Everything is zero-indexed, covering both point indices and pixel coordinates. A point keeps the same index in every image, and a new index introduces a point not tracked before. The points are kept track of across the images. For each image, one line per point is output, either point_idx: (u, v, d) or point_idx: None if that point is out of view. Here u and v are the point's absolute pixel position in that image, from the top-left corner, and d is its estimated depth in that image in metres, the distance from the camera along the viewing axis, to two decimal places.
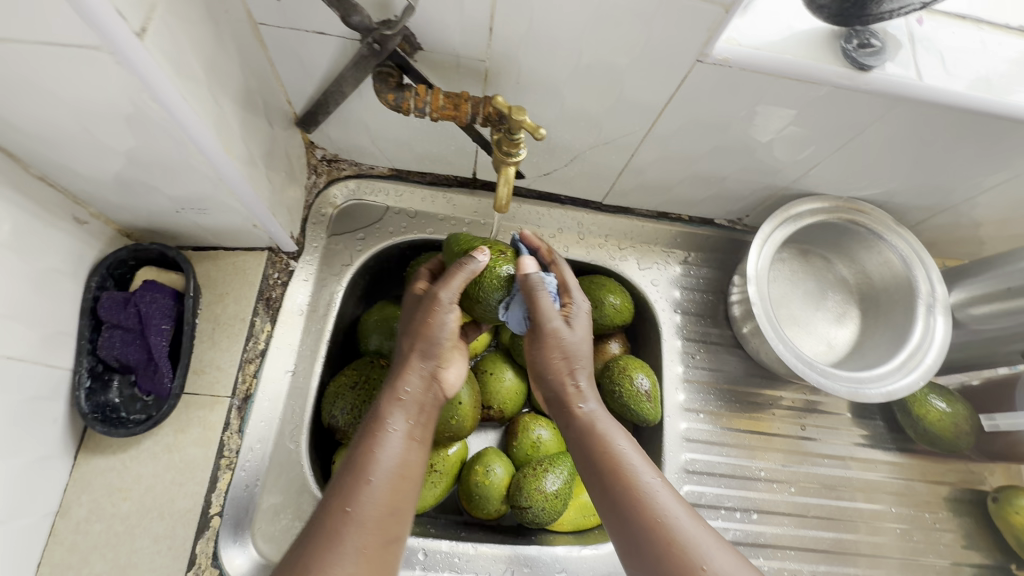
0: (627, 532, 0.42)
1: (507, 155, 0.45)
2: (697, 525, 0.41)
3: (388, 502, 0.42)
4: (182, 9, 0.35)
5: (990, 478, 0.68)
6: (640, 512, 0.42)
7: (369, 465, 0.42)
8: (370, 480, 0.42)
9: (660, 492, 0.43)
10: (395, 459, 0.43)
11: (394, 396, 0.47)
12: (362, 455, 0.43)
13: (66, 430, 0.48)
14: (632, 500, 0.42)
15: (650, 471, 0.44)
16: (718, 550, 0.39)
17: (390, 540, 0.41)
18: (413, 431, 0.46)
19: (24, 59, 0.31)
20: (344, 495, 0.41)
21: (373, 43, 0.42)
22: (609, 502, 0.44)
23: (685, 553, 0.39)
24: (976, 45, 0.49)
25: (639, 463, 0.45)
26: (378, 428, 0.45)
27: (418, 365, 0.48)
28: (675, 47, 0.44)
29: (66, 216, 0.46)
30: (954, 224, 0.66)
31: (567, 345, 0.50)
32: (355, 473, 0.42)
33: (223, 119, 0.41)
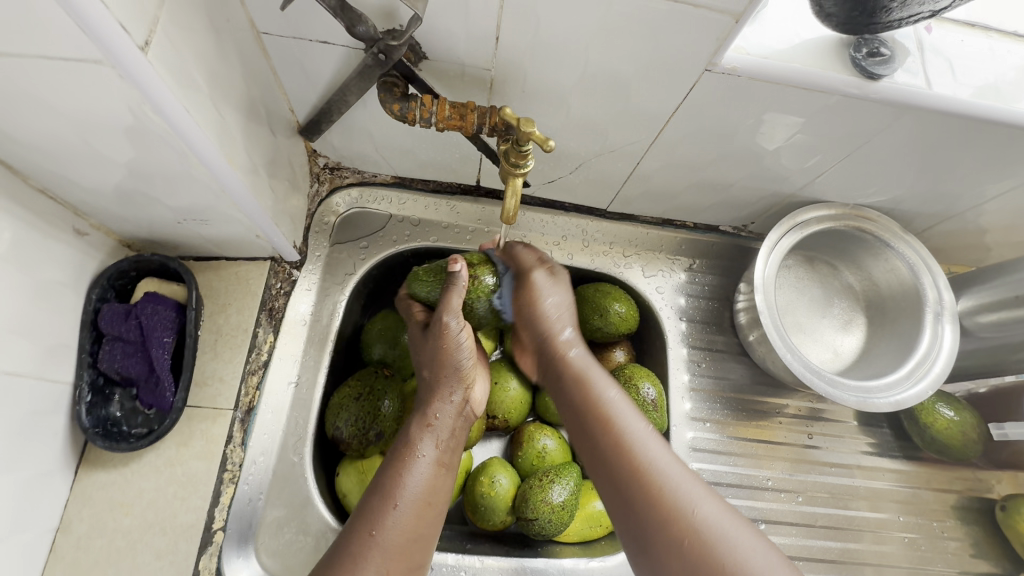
0: (618, 488, 0.41)
1: (514, 167, 0.44)
2: (686, 475, 0.41)
3: (413, 528, 0.42)
4: (185, 20, 0.34)
5: (998, 486, 0.68)
6: (629, 464, 0.41)
7: (397, 490, 0.43)
8: (395, 506, 0.42)
9: (648, 442, 0.43)
10: (421, 485, 0.44)
11: (423, 422, 0.48)
12: (390, 481, 0.44)
13: (67, 444, 0.47)
14: (621, 451, 0.42)
15: (638, 422, 0.44)
16: (705, 497, 0.39)
17: (411, 565, 0.42)
18: (439, 457, 0.47)
19: (23, 73, 0.30)
20: (371, 519, 0.41)
21: (377, 53, 0.41)
22: (600, 457, 0.43)
23: (673, 499, 0.39)
24: (986, 52, 0.49)
25: (626, 413, 0.45)
26: (406, 455, 0.45)
27: (447, 392, 0.49)
28: (683, 56, 0.43)
29: (67, 228, 0.45)
30: (961, 230, 0.66)
31: (546, 307, 0.51)
32: (384, 497, 0.43)
33: (226, 131, 0.41)
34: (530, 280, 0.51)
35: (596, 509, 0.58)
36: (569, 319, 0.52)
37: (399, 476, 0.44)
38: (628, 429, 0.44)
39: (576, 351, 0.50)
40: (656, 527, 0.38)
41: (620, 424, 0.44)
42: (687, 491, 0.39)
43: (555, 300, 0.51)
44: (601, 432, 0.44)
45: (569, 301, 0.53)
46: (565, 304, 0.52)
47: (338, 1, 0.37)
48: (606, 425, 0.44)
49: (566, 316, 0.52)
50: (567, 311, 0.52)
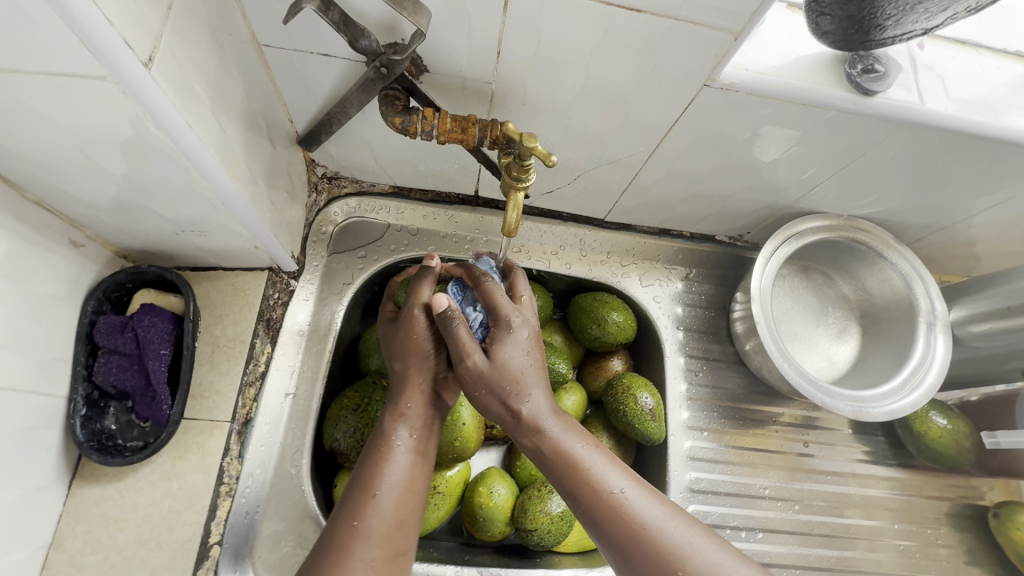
0: (605, 539, 0.39)
1: (516, 181, 0.44)
2: (675, 518, 0.39)
3: (396, 516, 0.42)
4: (188, 35, 0.34)
5: (989, 493, 0.69)
6: (614, 517, 0.39)
7: (376, 482, 0.43)
8: (376, 495, 0.42)
9: (632, 491, 0.40)
10: (400, 474, 0.44)
11: (397, 410, 0.47)
12: (368, 473, 0.43)
13: (60, 459, 0.47)
14: (605, 507, 0.39)
15: (619, 476, 0.41)
16: (697, 538, 0.37)
17: (396, 552, 0.40)
18: (417, 446, 0.46)
19: (24, 89, 0.30)
20: (351, 511, 0.41)
21: (380, 66, 0.41)
22: (585, 512, 0.40)
23: (664, 548, 0.37)
24: (976, 69, 0.50)
25: (605, 466, 0.42)
26: (384, 445, 0.45)
27: (419, 383, 0.48)
28: (683, 72, 0.44)
29: (62, 240, 0.45)
30: (951, 241, 0.67)
31: (502, 354, 0.44)
32: (362, 490, 0.42)
33: (227, 143, 0.41)
34: (494, 311, 0.46)
35: None
36: (529, 350, 0.45)
37: (377, 470, 0.43)
38: (609, 486, 0.40)
39: (535, 400, 0.44)
40: (652, 572, 0.37)
41: (600, 479, 0.41)
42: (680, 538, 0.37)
43: (517, 341, 0.44)
44: (581, 494, 0.41)
45: (535, 330, 0.47)
46: (526, 344, 0.45)
47: (341, 15, 0.37)
48: (585, 477, 0.41)
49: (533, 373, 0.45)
50: (531, 357, 0.45)
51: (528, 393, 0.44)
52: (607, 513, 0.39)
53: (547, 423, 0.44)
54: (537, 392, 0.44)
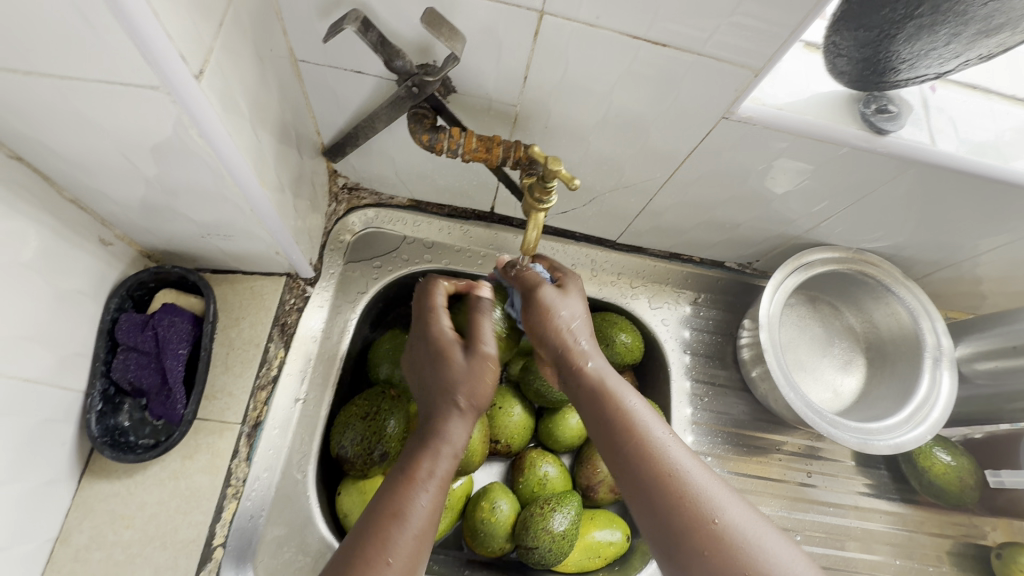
0: (648, 492, 0.39)
1: (537, 202, 0.46)
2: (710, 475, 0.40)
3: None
4: (235, 49, 0.36)
5: (991, 532, 0.69)
6: (650, 455, 0.40)
7: (392, 536, 0.37)
8: (391, 554, 0.37)
9: (672, 446, 0.41)
10: (420, 524, 0.38)
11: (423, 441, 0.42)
12: (386, 520, 0.38)
13: (73, 452, 0.47)
14: (644, 456, 0.40)
15: (660, 425, 0.43)
16: (731, 499, 0.39)
17: None
18: (441, 491, 0.41)
19: (78, 93, 0.32)
20: (360, 575, 0.35)
21: (411, 86, 0.43)
22: (623, 455, 0.42)
23: (699, 500, 0.38)
24: (985, 113, 0.51)
25: (648, 417, 0.43)
26: (405, 490, 0.39)
27: (451, 410, 0.44)
28: (703, 104, 0.45)
29: (93, 238, 0.46)
30: (957, 278, 0.68)
31: (561, 322, 0.47)
32: (376, 544, 0.37)
33: (261, 152, 0.42)
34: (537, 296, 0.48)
35: (595, 540, 0.58)
36: (585, 331, 0.47)
37: (403, 502, 0.39)
38: (652, 431, 0.42)
39: (596, 362, 0.46)
40: (692, 539, 0.37)
41: (648, 431, 0.42)
42: (714, 495, 0.38)
43: (573, 309, 0.48)
44: (625, 438, 0.42)
45: (586, 313, 0.49)
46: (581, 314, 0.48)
47: (379, 37, 0.39)
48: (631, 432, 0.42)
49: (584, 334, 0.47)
50: (584, 318, 0.48)
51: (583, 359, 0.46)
52: (654, 459, 0.40)
53: (597, 373, 0.45)
54: (586, 337, 0.47)
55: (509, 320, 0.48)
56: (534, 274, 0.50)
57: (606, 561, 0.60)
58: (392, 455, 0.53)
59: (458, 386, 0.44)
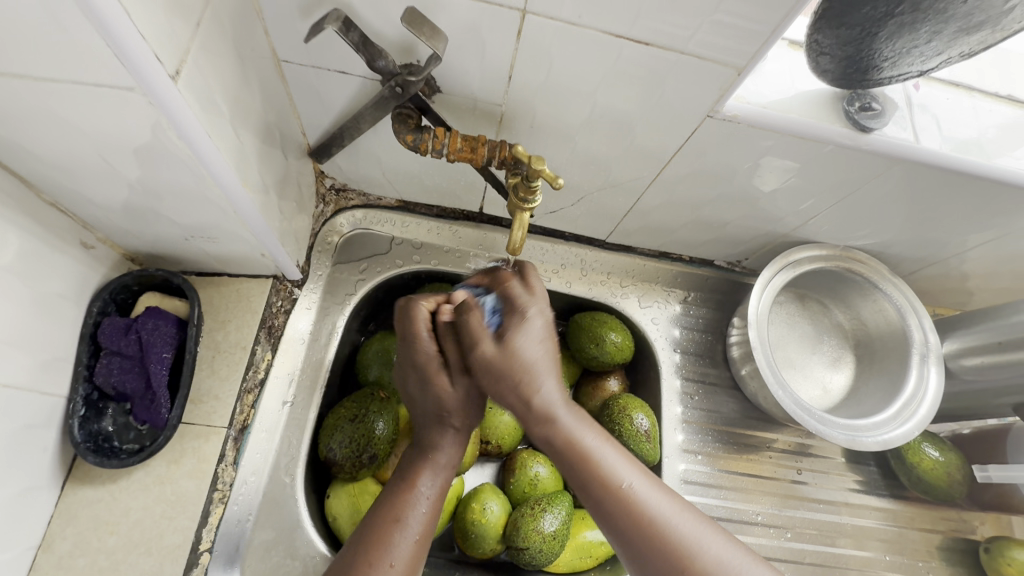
0: (630, 542, 0.39)
1: (522, 202, 0.46)
2: (686, 517, 0.40)
3: (410, 563, 0.41)
4: (213, 47, 0.35)
5: (980, 527, 0.69)
6: (618, 500, 0.40)
7: (399, 525, 0.42)
8: (397, 539, 0.41)
9: (642, 487, 0.41)
10: (420, 522, 0.42)
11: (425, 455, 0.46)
12: (394, 508, 0.42)
13: (55, 458, 0.47)
14: (620, 505, 0.40)
15: (635, 470, 0.41)
16: (709, 536, 0.39)
17: None
18: (439, 491, 0.45)
19: (52, 95, 0.32)
20: (372, 552, 0.40)
21: (395, 86, 0.43)
22: (590, 497, 0.41)
23: (676, 543, 0.38)
24: (968, 110, 0.52)
25: (619, 463, 0.41)
26: (409, 488, 0.44)
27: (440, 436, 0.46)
28: (688, 102, 0.45)
29: (74, 241, 0.46)
30: (944, 275, 0.68)
31: (523, 360, 0.41)
32: (384, 530, 0.41)
33: (242, 153, 0.42)
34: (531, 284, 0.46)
35: (586, 540, 0.58)
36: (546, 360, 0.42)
37: (404, 509, 0.42)
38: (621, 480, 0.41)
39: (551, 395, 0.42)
40: (665, 573, 0.38)
41: (616, 475, 0.41)
42: (693, 537, 0.39)
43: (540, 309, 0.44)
44: (599, 491, 0.40)
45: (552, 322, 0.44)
46: (541, 334, 0.42)
47: (361, 37, 0.38)
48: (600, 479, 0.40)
49: (546, 364, 0.42)
50: (547, 357, 0.42)
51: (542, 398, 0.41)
52: (621, 502, 0.40)
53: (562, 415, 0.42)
54: (551, 381, 0.42)
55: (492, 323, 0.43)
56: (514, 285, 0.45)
57: (598, 561, 0.60)
58: (381, 457, 0.53)
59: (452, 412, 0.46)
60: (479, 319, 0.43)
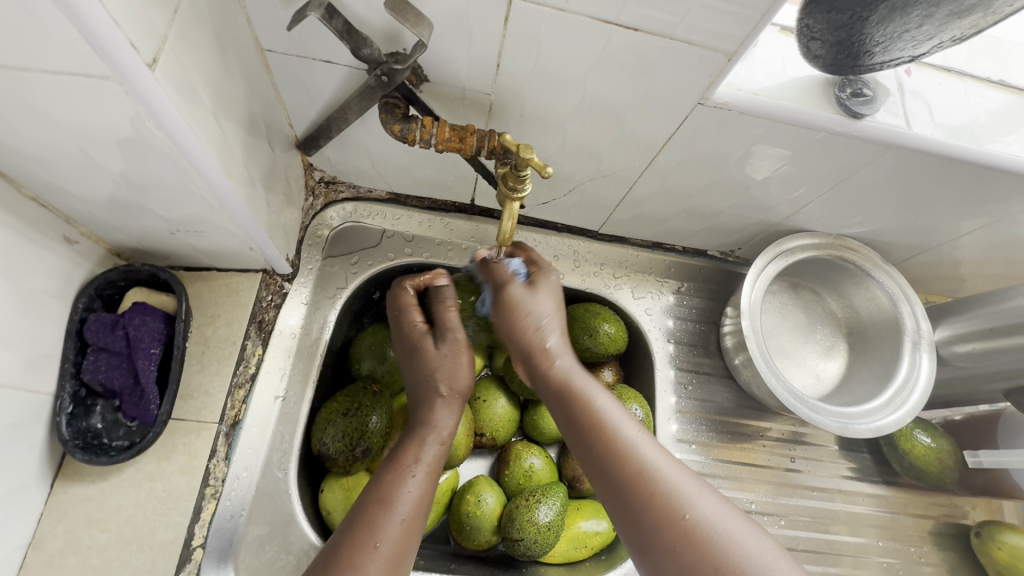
0: (623, 498, 0.39)
1: (511, 191, 0.45)
2: (680, 472, 0.40)
3: (405, 533, 0.41)
4: (193, 36, 0.35)
5: (972, 511, 0.70)
6: (618, 456, 0.41)
7: (391, 501, 0.41)
8: (392, 514, 0.41)
9: (642, 446, 0.41)
10: (414, 496, 0.42)
11: (420, 436, 0.47)
12: (386, 490, 0.42)
13: (44, 456, 0.46)
14: (615, 460, 0.41)
15: (634, 427, 0.43)
16: (702, 494, 0.38)
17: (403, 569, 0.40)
18: (433, 470, 0.45)
19: (27, 86, 0.31)
20: (364, 526, 0.40)
21: (381, 74, 0.42)
22: (593, 455, 0.42)
23: (671, 501, 0.38)
24: (961, 96, 0.51)
25: (619, 417, 0.43)
26: (402, 468, 0.44)
27: (442, 411, 0.48)
28: (678, 89, 0.45)
29: (57, 236, 0.45)
30: (937, 262, 0.68)
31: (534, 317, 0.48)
32: (377, 504, 0.41)
33: (227, 145, 0.41)
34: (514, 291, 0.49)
35: (581, 530, 0.58)
36: (553, 320, 0.49)
37: (396, 487, 0.42)
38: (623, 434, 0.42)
39: (563, 360, 0.47)
40: (658, 534, 0.37)
41: (619, 435, 0.42)
42: (684, 492, 0.38)
43: (542, 308, 0.48)
44: (597, 437, 0.42)
45: (556, 309, 0.49)
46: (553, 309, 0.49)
47: (344, 24, 0.38)
48: (601, 433, 0.42)
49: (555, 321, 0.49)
50: (555, 316, 0.49)
51: (547, 346, 0.47)
52: (619, 453, 0.41)
53: (563, 360, 0.47)
54: (555, 335, 0.48)
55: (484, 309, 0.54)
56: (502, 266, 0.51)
57: (593, 551, 0.60)
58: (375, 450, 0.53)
59: (439, 377, 0.49)
60: (503, 271, 0.51)
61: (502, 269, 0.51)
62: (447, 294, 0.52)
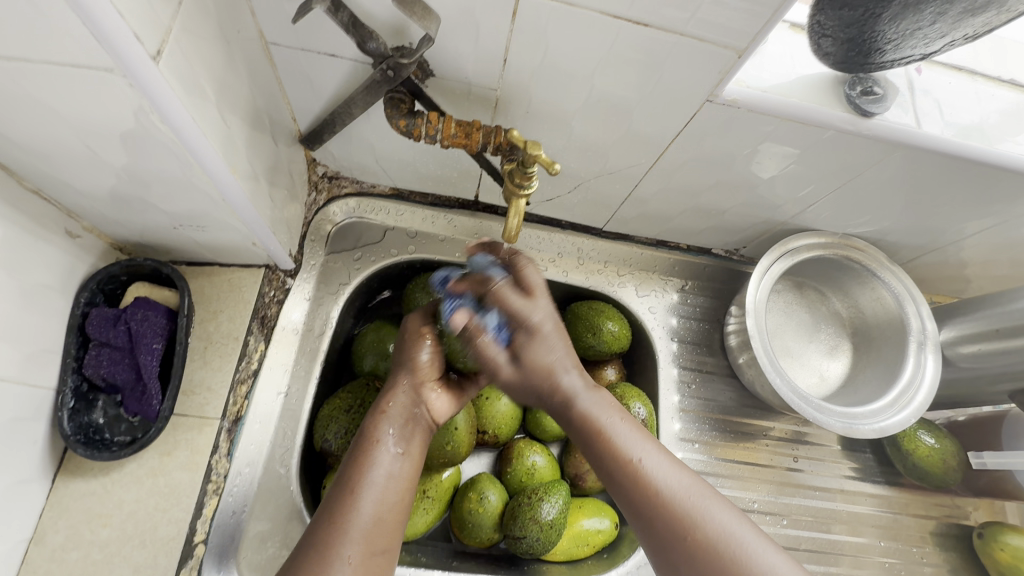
0: (636, 510, 0.40)
1: (518, 187, 0.45)
2: (690, 483, 0.41)
3: (376, 515, 0.40)
4: (197, 28, 0.34)
5: (973, 512, 0.70)
6: (628, 471, 0.41)
7: (356, 480, 0.41)
8: (356, 493, 0.40)
9: (651, 458, 0.42)
10: (382, 472, 0.42)
11: (378, 411, 0.46)
12: (350, 472, 0.41)
13: (45, 451, 0.46)
14: (627, 470, 0.41)
15: (644, 444, 0.43)
16: (711, 501, 0.40)
17: (376, 552, 0.39)
18: (401, 444, 0.44)
19: (29, 77, 0.31)
20: (330, 508, 0.39)
21: (386, 69, 0.42)
22: (604, 469, 0.43)
23: (681, 511, 0.39)
24: (971, 95, 0.51)
25: (628, 430, 0.44)
26: (366, 443, 0.43)
27: (402, 382, 0.47)
28: (687, 85, 0.44)
29: (58, 230, 0.45)
30: (942, 263, 0.68)
31: (534, 328, 0.45)
32: (342, 488, 0.41)
33: (230, 139, 0.41)
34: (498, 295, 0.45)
35: (584, 528, 0.58)
36: (562, 349, 0.46)
37: (358, 464, 0.42)
38: (631, 451, 0.42)
39: (570, 377, 0.46)
40: (670, 537, 0.39)
41: (626, 447, 0.42)
42: (694, 502, 0.39)
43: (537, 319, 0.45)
44: (606, 455, 0.43)
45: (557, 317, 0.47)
46: (557, 340, 0.46)
47: (350, 17, 0.38)
48: (612, 449, 0.42)
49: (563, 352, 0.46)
50: (564, 348, 0.46)
51: (560, 382, 0.45)
52: (628, 464, 0.41)
53: (580, 398, 0.45)
54: (570, 371, 0.46)
55: (502, 341, 0.45)
56: (505, 290, 0.45)
57: (596, 549, 0.60)
58: None
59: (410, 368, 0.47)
60: (508, 295, 0.45)
61: (509, 298, 0.45)
62: (483, 330, 0.45)
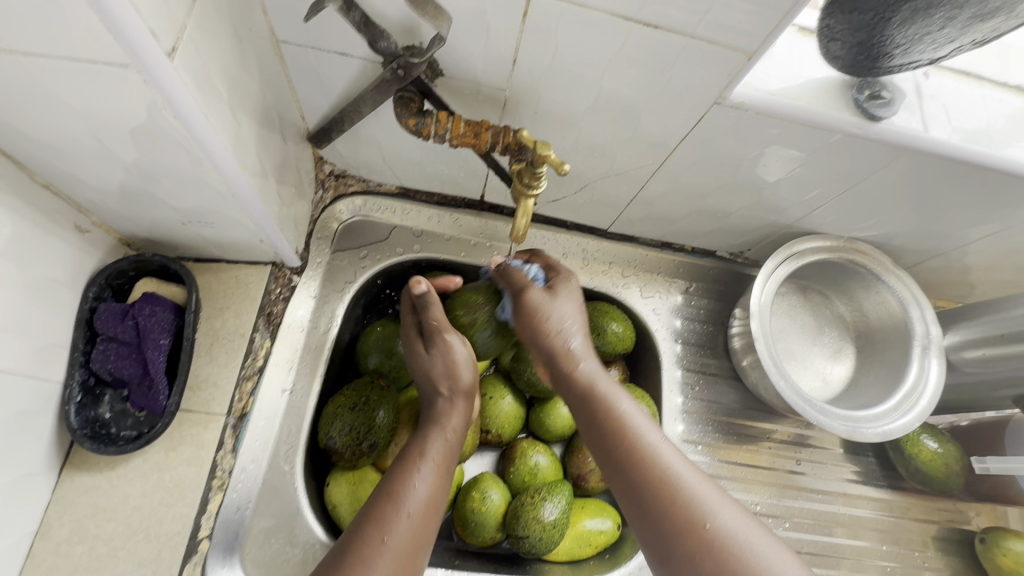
0: (643, 505, 0.39)
1: (526, 187, 0.45)
2: (699, 479, 0.40)
3: (417, 530, 0.41)
4: (211, 25, 0.35)
5: (976, 518, 0.70)
6: (639, 466, 0.40)
7: (402, 496, 0.42)
8: (402, 508, 0.41)
9: (657, 450, 0.41)
10: (425, 491, 0.43)
11: (430, 433, 0.48)
12: (396, 484, 0.42)
13: (52, 445, 0.46)
14: (633, 464, 0.40)
15: (657, 441, 0.42)
16: (723, 502, 0.38)
17: (415, 567, 0.40)
18: (443, 464, 0.46)
19: (44, 72, 0.31)
20: (375, 521, 0.40)
21: (397, 68, 0.42)
22: (611, 463, 0.42)
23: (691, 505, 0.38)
24: (978, 100, 0.51)
25: (642, 422, 0.43)
26: (411, 462, 0.44)
27: (453, 405, 0.50)
28: (697, 87, 0.44)
29: (68, 225, 0.45)
30: (947, 268, 0.68)
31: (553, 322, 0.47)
32: (388, 502, 0.41)
33: (241, 136, 0.41)
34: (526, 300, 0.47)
35: (586, 529, 0.58)
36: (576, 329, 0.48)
37: (404, 481, 0.43)
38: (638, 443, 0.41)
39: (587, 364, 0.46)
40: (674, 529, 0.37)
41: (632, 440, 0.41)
42: (705, 499, 0.38)
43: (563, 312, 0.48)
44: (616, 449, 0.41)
45: (577, 308, 0.49)
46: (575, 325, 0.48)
47: (362, 17, 0.38)
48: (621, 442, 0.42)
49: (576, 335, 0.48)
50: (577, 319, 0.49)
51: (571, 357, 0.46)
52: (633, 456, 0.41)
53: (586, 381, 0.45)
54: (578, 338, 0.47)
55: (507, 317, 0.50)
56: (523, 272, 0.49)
57: (598, 550, 0.60)
58: (381, 445, 0.53)
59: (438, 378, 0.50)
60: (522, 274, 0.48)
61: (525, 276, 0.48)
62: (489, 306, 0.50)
